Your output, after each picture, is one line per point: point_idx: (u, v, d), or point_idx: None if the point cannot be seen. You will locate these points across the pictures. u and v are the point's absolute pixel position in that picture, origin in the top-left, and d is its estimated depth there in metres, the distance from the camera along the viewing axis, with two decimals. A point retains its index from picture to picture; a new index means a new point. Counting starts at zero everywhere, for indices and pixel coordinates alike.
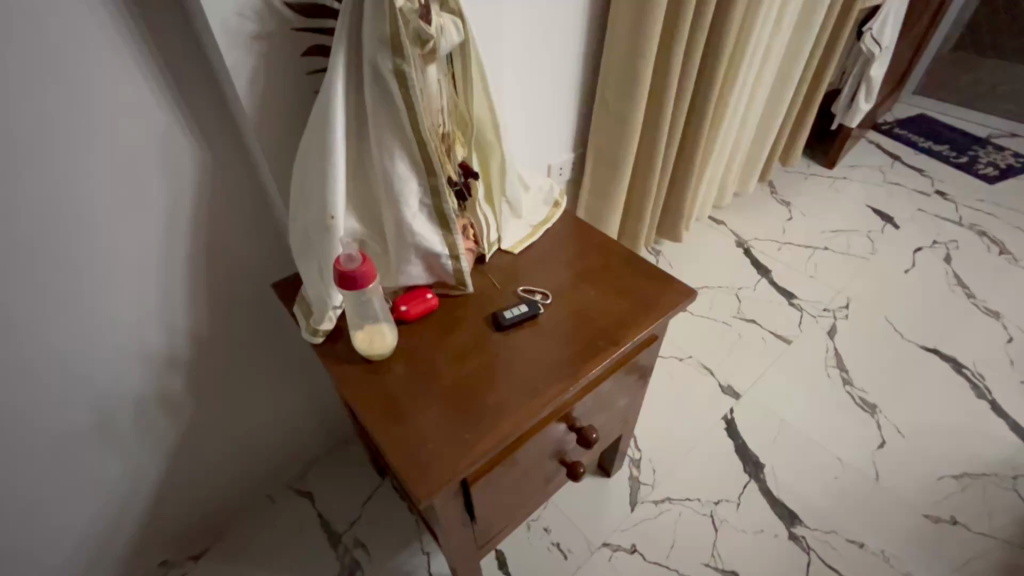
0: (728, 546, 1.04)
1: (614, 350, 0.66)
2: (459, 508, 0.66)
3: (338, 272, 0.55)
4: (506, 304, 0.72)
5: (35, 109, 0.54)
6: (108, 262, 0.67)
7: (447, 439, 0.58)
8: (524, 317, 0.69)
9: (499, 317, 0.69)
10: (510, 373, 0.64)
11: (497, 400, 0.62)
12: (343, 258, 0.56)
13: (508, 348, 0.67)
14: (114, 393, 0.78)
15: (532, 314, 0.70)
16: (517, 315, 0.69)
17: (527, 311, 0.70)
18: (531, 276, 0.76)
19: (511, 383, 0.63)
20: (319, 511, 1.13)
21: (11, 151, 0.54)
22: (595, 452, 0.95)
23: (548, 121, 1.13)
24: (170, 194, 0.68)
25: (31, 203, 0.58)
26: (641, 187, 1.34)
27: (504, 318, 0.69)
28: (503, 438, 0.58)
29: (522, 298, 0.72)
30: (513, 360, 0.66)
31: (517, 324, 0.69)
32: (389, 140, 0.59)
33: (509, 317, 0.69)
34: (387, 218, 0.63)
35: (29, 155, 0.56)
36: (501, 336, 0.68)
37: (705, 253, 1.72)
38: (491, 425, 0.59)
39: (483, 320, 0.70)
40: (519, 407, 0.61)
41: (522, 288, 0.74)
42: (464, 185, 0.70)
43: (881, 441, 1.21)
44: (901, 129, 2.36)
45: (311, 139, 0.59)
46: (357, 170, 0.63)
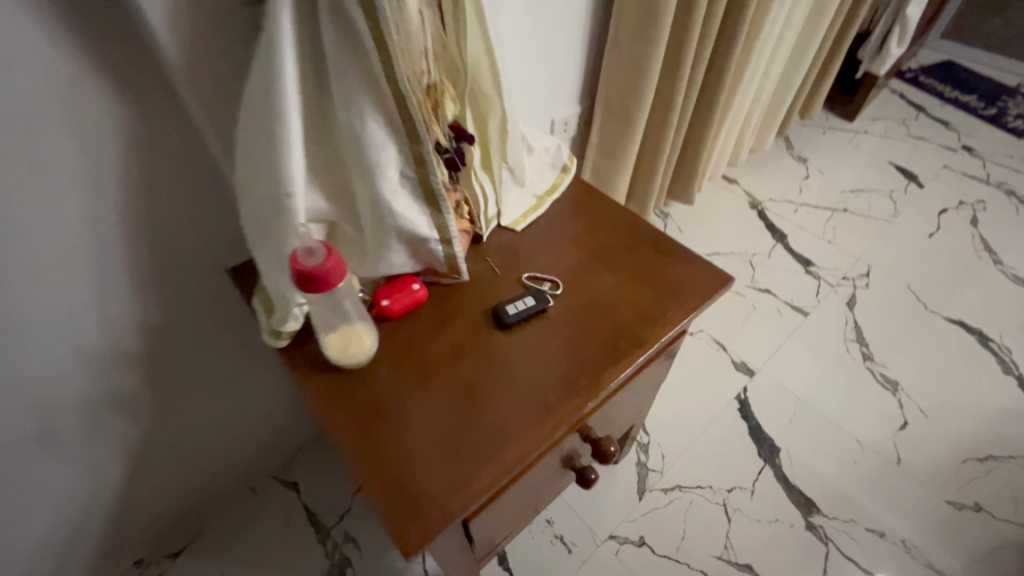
0: (742, 537, 0.98)
1: (638, 354, 0.55)
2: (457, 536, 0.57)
3: (295, 271, 0.43)
4: (508, 294, 0.60)
5: None
6: (21, 260, 0.53)
7: (439, 467, 0.48)
8: (531, 312, 0.58)
9: (500, 311, 0.57)
10: (515, 381, 0.54)
11: (500, 417, 0.51)
12: (301, 251, 0.43)
13: (512, 350, 0.56)
14: (51, 403, 0.66)
15: (540, 308, 0.58)
16: (523, 309, 0.58)
17: (533, 306, 0.58)
18: (539, 260, 0.64)
19: (516, 394, 0.53)
20: (305, 502, 1.05)
21: None
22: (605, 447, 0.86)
23: (552, 68, 0.97)
24: (93, 172, 0.53)
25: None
26: (654, 145, 1.19)
27: (507, 313, 0.57)
28: (508, 469, 0.48)
29: (527, 288, 0.60)
30: (517, 365, 0.55)
31: (523, 319, 0.58)
32: (357, 93, 0.45)
33: (513, 313, 0.57)
34: (360, 194, 0.50)
35: None
36: (504, 335, 0.57)
37: (717, 216, 1.59)
38: (490, 449, 0.49)
39: (482, 314, 0.59)
40: (525, 427, 0.51)
41: (527, 274, 0.62)
42: (456, 151, 0.56)
43: (904, 422, 1.13)
44: (927, 77, 2.18)
45: (253, 90, 0.44)
46: (319, 130, 0.48)
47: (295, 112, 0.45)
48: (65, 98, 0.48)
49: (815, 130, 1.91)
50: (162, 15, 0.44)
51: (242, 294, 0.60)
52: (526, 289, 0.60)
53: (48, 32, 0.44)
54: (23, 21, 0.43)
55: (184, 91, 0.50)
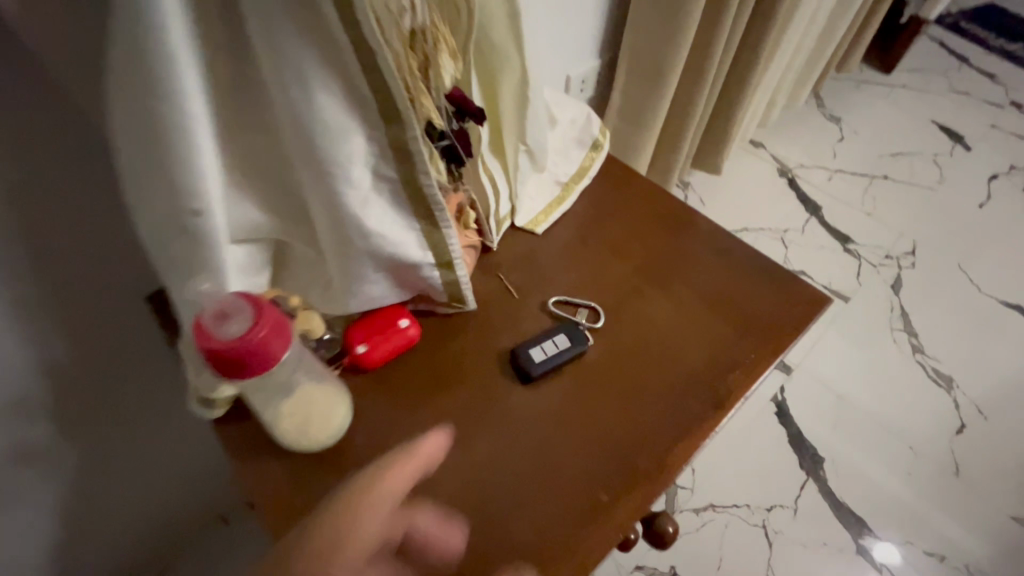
0: (785, 564, 0.87)
1: (716, 420, 0.40)
2: None
3: (211, 351, 0.26)
4: (530, 330, 0.44)
5: None
6: None
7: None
8: (565, 360, 0.42)
9: (523, 359, 0.42)
10: (548, 464, 0.39)
11: (531, 519, 0.37)
12: (210, 316, 0.27)
13: (542, 415, 0.40)
14: None
15: (577, 353, 0.42)
16: (555, 356, 0.42)
17: (567, 350, 0.42)
18: (566, 274, 0.48)
19: (551, 483, 0.38)
20: None
21: None
22: None
23: (568, 8, 0.76)
24: None
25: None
26: (684, 106, 1.00)
27: (532, 362, 0.41)
28: None
29: (556, 320, 0.44)
30: (550, 438, 0.40)
31: (555, 368, 0.42)
32: (292, 43, 0.27)
33: (540, 361, 0.42)
34: (313, 203, 0.33)
35: None
36: (529, 392, 0.41)
37: (744, 185, 1.40)
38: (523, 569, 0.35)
39: (495, 360, 0.43)
40: (565, 536, 0.36)
41: (555, 300, 0.46)
42: (456, 130, 0.37)
43: (960, 425, 1.02)
44: (968, 21, 1.94)
45: (108, 38, 0.26)
46: (241, 107, 0.30)
47: (191, 79, 0.27)
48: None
49: (849, 82, 1.68)
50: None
51: (164, 333, 0.43)
52: (555, 323, 0.44)
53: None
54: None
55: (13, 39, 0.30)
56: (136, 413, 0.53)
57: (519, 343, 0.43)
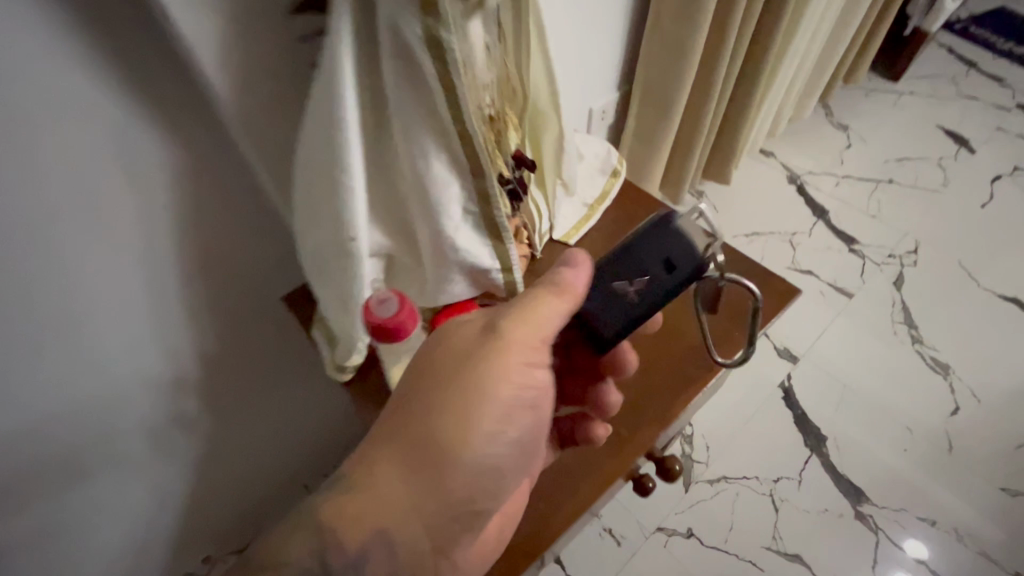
0: (790, 527, 0.99)
1: (706, 379, 0.56)
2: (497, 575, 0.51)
3: (372, 324, 0.45)
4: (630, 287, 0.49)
5: None
6: (83, 300, 0.53)
7: (452, 575, 0.47)
8: (612, 258, 0.50)
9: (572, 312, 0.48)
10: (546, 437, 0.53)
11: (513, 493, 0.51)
12: (374, 299, 0.46)
13: (541, 381, 0.48)
14: (116, 433, 0.67)
15: (627, 246, 0.50)
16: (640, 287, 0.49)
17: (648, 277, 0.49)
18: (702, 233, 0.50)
19: (508, 468, 0.48)
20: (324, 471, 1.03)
21: None
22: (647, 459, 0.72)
23: (586, 55, 0.91)
24: (142, 210, 0.52)
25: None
26: (690, 128, 1.13)
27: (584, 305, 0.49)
28: (585, 503, 0.54)
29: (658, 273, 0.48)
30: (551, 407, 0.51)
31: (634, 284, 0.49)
32: (419, 132, 0.43)
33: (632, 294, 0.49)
34: (422, 231, 0.49)
35: None
36: (525, 367, 0.47)
37: (754, 193, 1.52)
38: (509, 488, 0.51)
39: (614, 329, 0.48)
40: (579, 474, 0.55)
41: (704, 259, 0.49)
42: (517, 178, 0.52)
43: (955, 407, 1.12)
44: (977, 27, 1.98)
45: (307, 134, 0.43)
46: (378, 167, 0.47)
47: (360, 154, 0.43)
48: (109, 127, 0.46)
49: (858, 92, 1.78)
50: (203, 42, 0.40)
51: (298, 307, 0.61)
52: (673, 264, 0.48)
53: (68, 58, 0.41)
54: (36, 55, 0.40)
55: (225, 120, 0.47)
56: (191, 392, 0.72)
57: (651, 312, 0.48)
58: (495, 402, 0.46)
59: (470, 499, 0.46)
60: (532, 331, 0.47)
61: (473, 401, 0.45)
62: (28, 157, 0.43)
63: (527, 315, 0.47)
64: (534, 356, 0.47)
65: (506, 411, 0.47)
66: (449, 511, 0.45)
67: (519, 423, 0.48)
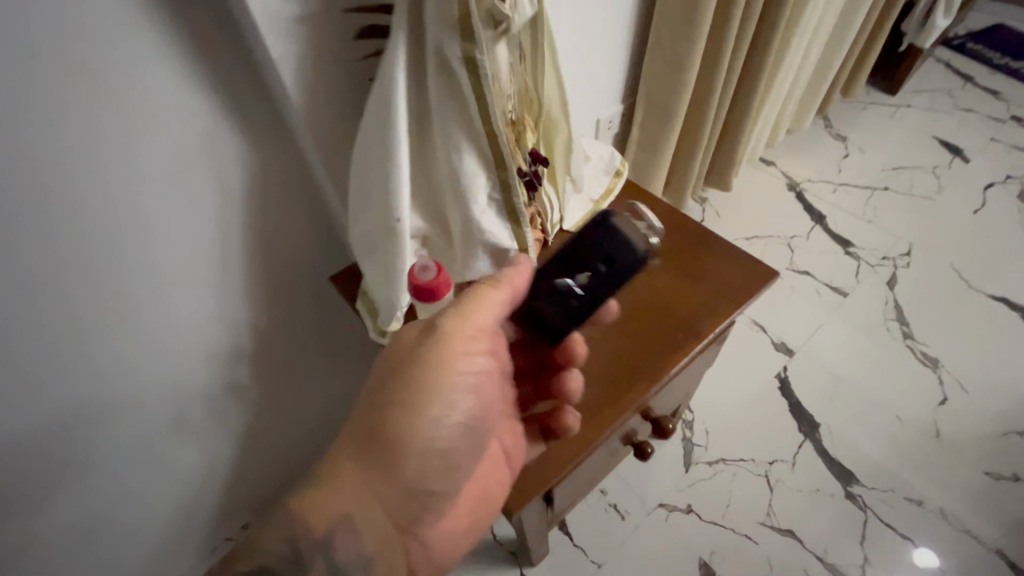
0: (784, 505, 1.07)
1: (694, 344, 0.67)
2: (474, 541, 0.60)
3: (414, 285, 0.55)
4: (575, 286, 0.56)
5: (91, 138, 0.51)
6: (167, 272, 0.64)
7: (427, 542, 0.56)
8: (563, 253, 0.57)
9: (506, 303, 0.56)
10: (493, 421, 0.60)
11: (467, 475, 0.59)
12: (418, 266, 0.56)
13: (477, 369, 0.56)
14: (184, 395, 0.77)
15: (576, 244, 0.57)
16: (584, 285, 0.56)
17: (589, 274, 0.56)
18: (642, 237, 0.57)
19: (458, 447, 0.56)
20: None
21: (84, 180, 0.52)
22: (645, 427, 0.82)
23: (593, 71, 1.02)
24: (219, 197, 0.64)
25: (64, 209, 0.52)
26: (691, 137, 1.22)
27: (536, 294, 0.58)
28: (588, 444, 0.63)
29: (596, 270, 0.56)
30: (493, 393, 0.59)
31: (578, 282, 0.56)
32: (455, 131, 0.53)
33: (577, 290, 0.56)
34: (453, 215, 0.59)
35: (99, 181, 0.53)
36: (469, 352, 0.55)
37: (754, 199, 1.60)
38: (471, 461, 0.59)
39: (562, 314, 0.57)
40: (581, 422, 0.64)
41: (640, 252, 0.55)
42: (533, 172, 0.62)
43: (942, 398, 1.20)
44: (974, 43, 2.06)
45: (365, 133, 0.54)
46: (419, 161, 0.57)
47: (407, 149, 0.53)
48: (201, 128, 0.57)
49: (856, 105, 1.86)
50: (285, 63, 0.51)
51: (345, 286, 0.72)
52: (614, 260, 0.55)
53: (182, 74, 0.53)
54: (162, 71, 0.51)
55: (294, 125, 0.58)
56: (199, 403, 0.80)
57: (597, 301, 0.56)
58: (434, 394, 0.54)
59: (422, 482, 0.54)
60: (464, 327, 0.54)
61: (423, 390, 0.54)
62: (140, 152, 0.54)
63: (469, 307, 0.54)
64: (477, 341, 0.55)
65: (446, 399, 0.55)
66: (406, 494, 0.54)
67: (460, 408, 0.55)
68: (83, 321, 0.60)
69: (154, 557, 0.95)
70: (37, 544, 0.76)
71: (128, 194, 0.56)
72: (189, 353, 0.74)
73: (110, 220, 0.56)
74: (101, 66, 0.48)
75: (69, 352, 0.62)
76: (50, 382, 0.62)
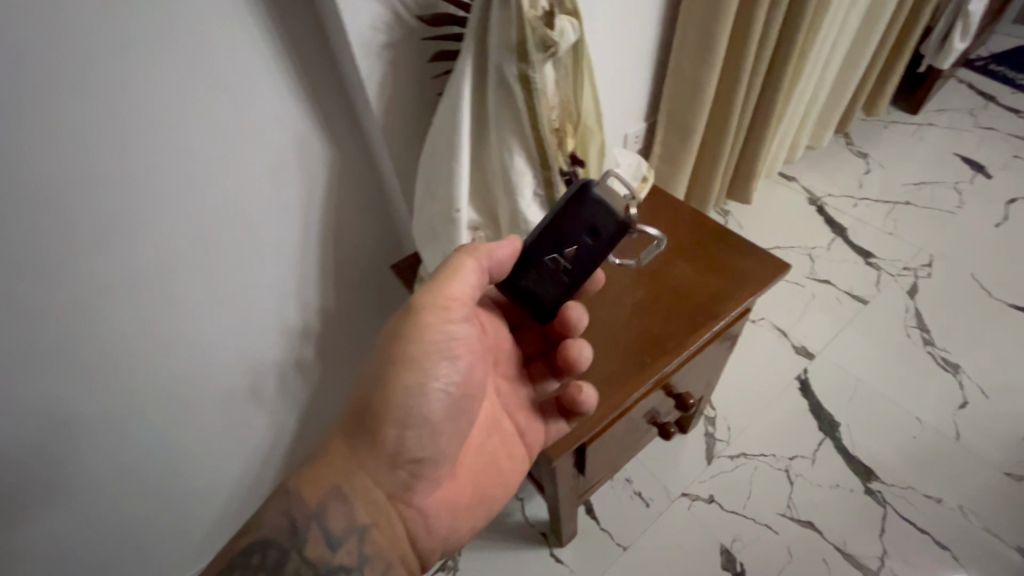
0: (804, 498, 1.11)
1: (713, 324, 0.75)
2: (462, 507, 0.66)
3: None
4: (562, 261, 0.60)
5: (214, 139, 0.64)
6: (257, 253, 0.77)
7: (418, 515, 0.61)
8: (546, 231, 0.59)
9: (482, 271, 0.59)
10: (471, 390, 0.64)
11: (449, 442, 0.63)
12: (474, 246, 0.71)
13: (449, 339, 0.60)
14: (260, 367, 0.89)
15: (557, 220, 0.59)
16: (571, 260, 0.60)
17: (572, 249, 0.59)
18: (621, 194, 0.57)
19: (441, 417, 0.61)
20: None
21: (203, 171, 0.65)
22: (667, 408, 0.91)
23: (621, 91, 1.13)
24: (304, 192, 0.76)
25: (186, 195, 0.66)
26: (712, 151, 1.31)
27: (525, 270, 0.63)
28: (616, 407, 0.70)
29: (577, 244, 0.58)
30: (470, 362, 0.63)
31: (565, 259, 0.60)
32: (507, 136, 0.64)
33: (566, 265, 0.60)
34: (503, 209, 0.69)
35: (216, 173, 0.67)
36: (446, 325, 0.59)
37: (776, 212, 1.67)
38: (453, 431, 0.63)
39: (555, 292, 0.62)
40: (611, 389, 0.72)
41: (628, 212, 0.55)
42: (571, 173, 0.71)
43: (963, 402, 1.23)
44: (997, 65, 2.11)
45: (434, 138, 0.66)
46: (476, 162, 0.68)
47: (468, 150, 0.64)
48: (296, 134, 0.70)
49: (877, 124, 1.92)
50: (371, 80, 0.63)
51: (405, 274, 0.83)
52: (597, 230, 0.57)
53: (284, 89, 0.66)
54: (270, 85, 0.65)
55: (373, 132, 0.70)
56: (255, 386, 0.91)
57: (584, 268, 0.60)
58: (408, 367, 0.58)
59: (403, 451, 0.59)
60: (436, 299, 0.58)
61: (405, 367, 0.58)
62: (247, 151, 0.68)
63: (446, 279, 0.58)
64: (451, 315, 0.59)
65: (419, 371, 0.58)
66: (390, 461, 0.59)
67: (435, 378, 0.59)
68: (186, 292, 0.73)
69: (221, 520, 1.05)
70: (130, 496, 0.87)
71: (235, 184, 0.69)
72: (267, 329, 0.86)
73: (219, 205, 0.69)
74: (226, 82, 0.61)
75: (176, 319, 0.74)
76: (161, 344, 0.74)
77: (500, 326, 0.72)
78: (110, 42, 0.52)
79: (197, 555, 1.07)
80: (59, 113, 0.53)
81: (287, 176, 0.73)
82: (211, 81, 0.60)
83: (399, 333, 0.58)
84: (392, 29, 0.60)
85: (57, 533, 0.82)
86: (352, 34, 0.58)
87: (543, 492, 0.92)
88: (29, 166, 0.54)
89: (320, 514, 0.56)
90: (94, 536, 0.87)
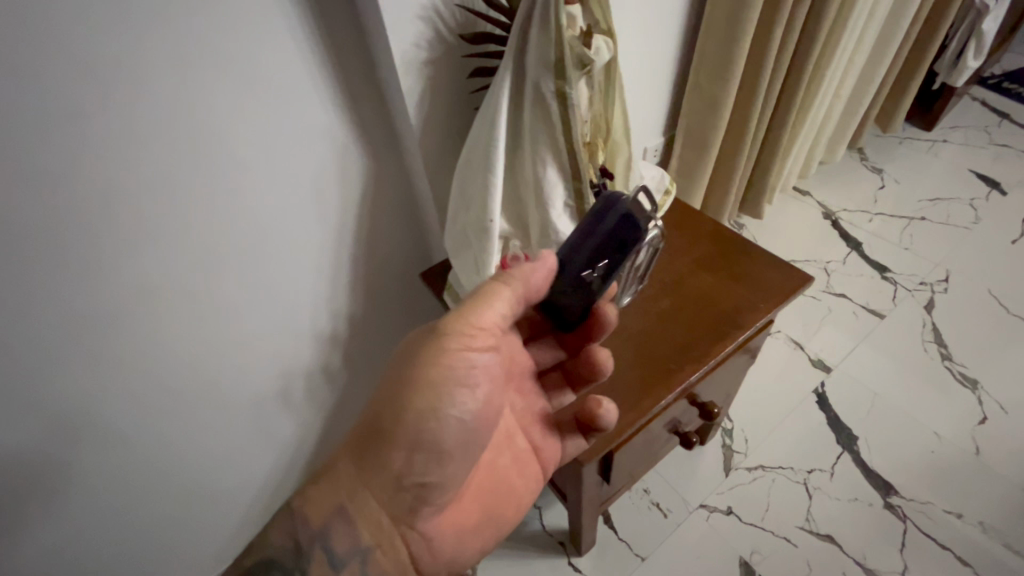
0: (822, 511, 1.11)
1: (738, 333, 0.77)
2: (465, 535, 0.65)
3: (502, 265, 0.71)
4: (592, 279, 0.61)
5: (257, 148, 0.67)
6: (292, 259, 0.79)
7: (422, 538, 0.61)
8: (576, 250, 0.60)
9: (512, 298, 0.59)
10: (489, 417, 0.64)
11: (459, 468, 0.62)
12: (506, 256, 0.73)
13: (471, 366, 0.59)
14: (289, 372, 0.91)
15: (587, 238, 0.60)
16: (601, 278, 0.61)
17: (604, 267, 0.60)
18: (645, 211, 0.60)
19: (454, 442, 0.60)
20: None
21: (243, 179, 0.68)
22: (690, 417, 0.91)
23: (642, 106, 1.15)
24: (340, 200, 0.79)
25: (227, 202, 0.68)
26: (728, 166, 1.33)
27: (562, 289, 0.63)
28: (644, 414, 0.72)
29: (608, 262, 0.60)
30: (488, 390, 0.62)
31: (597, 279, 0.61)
32: (541, 148, 0.66)
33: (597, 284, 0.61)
34: (535, 218, 0.71)
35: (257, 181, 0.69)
36: (465, 353, 0.59)
37: (791, 226, 1.68)
38: (465, 459, 0.62)
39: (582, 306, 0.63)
40: (638, 395, 0.73)
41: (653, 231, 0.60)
42: (601, 185, 0.73)
43: (982, 417, 1.23)
44: (1011, 82, 2.12)
45: (470, 150, 0.68)
46: (510, 173, 0.71)
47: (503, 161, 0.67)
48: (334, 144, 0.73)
49: (892, 140, 1.93)
50: (410, 95, 0.66)
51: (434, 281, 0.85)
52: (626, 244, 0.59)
53: (325, 102, 0.69)
54: (314, 100, 0.68)
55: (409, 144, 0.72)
56: (283, 391, 0.92)
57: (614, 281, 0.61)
58: (426, 390, 0.57)
59: (410, 473, 0.58)
60: (463, 326, 0.58)
61: (422, 391, 0.57)
62: (287, 159, 0.70)
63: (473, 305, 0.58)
64: (472, 344, 0.59)
65: (435, 397, 0.58)
66: (402, 479, 0.58)
67: (453, 404, 0.59)
68: (221, 297, 0.75)
69: (243, 523, 1.07)
70: (157, 496, 0.89)
71: (274, 192, 0.72)
72: (297, 334, 0.88)
73: (257, 212, 0.72)
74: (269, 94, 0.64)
75: (211, 323, 0.76)
76: (199, 346, 0.77)
77: (516, 339, 0.72)
78: (167, 57, 0.55)
79: (219, 558, 1.08)
80: (118, 123, 0.56)
81: (324, 184, 0.75)
82: (255, 93, 0.63)
83: (421, 355, 0.58)
84: (432, 46, 0.63)
85: (88, 533, 0.84)
86: (396, 50, 0.61)
87: (566, 500, 0.93)
88: (83, 174, 0.57)
89: (351, 516, 0.58)
90: (123, 537, 0.89)
